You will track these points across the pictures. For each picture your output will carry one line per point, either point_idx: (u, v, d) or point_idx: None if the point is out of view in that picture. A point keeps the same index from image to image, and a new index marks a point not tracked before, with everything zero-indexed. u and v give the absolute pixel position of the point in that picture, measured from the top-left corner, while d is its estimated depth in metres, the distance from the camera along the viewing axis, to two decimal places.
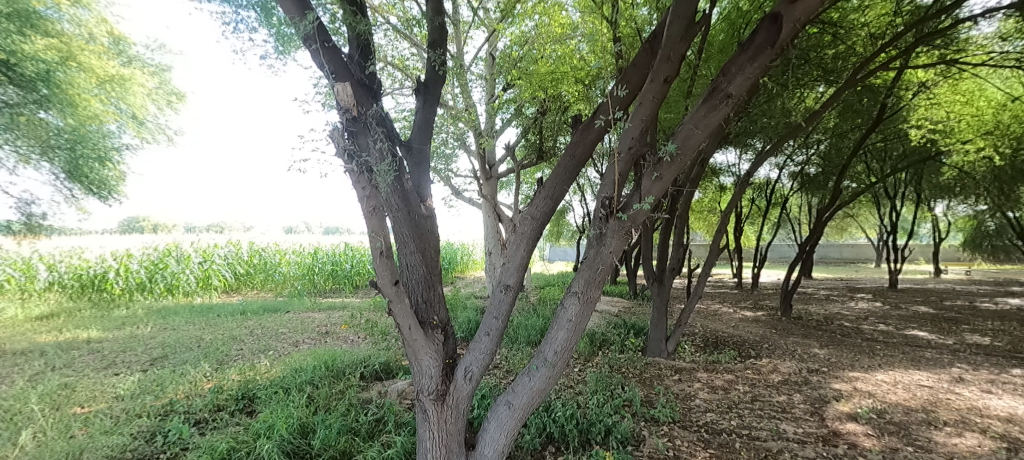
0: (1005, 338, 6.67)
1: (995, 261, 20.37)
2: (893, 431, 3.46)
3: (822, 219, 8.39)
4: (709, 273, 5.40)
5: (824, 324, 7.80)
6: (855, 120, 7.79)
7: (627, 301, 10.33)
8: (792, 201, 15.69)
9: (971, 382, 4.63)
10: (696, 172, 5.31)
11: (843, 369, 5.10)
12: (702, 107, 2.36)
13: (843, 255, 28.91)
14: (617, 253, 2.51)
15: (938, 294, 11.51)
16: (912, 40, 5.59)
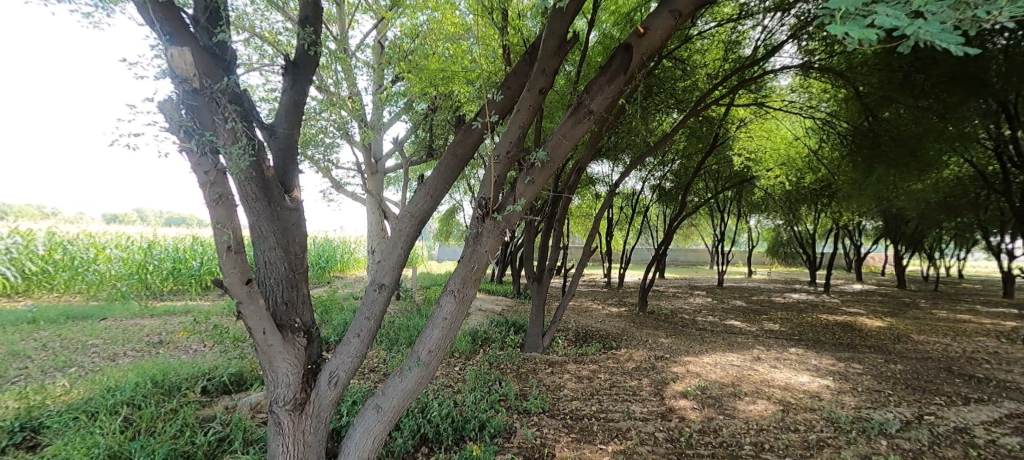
0: (790, 324, 8.56)
1: (787, 264, 26.17)
2: (711, 404, 4.20)
3: (673, 227, 9.75)
4: (582, 273, 5.90)
5: (671, 317, 9.07)
6: (699, 144, 9.27)
7: (508, 299, 10.74)
8: (650, 211, 17.94)
9: (765, 360, 5.84)
10: (573, 179, 5.75)
11: (681, 354, 6.02)
12: (569, 119, 2.57)
13: (688, 259, 34.33)
14: (492, 252, 2.60)
15: (750, 291, 14.22)
16: (737, 83, 6.88)
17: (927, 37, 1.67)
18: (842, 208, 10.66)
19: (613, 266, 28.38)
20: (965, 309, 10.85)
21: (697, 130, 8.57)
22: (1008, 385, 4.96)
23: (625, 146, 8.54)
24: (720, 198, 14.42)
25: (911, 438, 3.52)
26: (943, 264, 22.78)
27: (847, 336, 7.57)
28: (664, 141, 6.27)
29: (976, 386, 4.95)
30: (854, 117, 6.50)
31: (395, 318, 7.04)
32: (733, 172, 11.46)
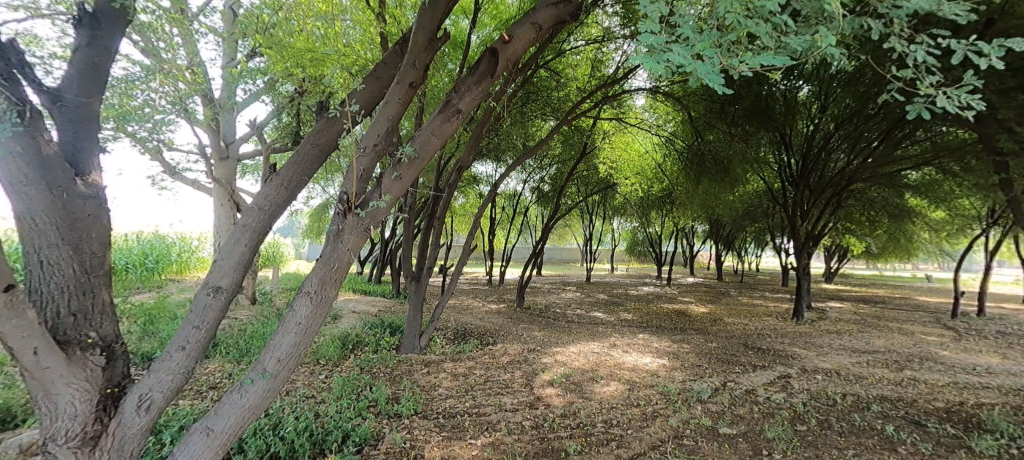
0: (641, 313, 9.81)
1: (642, 261, 29.97)
2: (573, 389, 4.58)
3: (548, 227, 10.38)
4: (461, 270, 5.94)
5: (543, 311, 9.67)
6: (571, 151, 10.10)
7: (386, 300, 10.29)
8: (530, 211, 18.91)
9: (619, 346, 6.58)
10: (453, 178, 5.71)
11: (551, 346, 6.44)
12: (438, 117, 2.56)
13: (562, 257, 37.24)
14: (355, 251, 2.44)
15: (612, 286, 15.92)
16: (603, 97, 7.65)
17: (701, 75, 1.98)
18: (681, 213, 12.60)
19: (495, 264, 29.35)
20: (761, 296, 13.69)
21: (570, 137, 9.34)
22: (785, 353, 6.40)
23: (505, 148, 8.88)
24: (588, 202, 15.85)
25: (720, 402, 4.31)
26: (751, 260, 28.51)
27: (682, 321, 8.95)
28: (539, 147, 6.64)
29: (764, 355, 6.30)
30: (688, 138, 7.80)
31: (249, 325, 6.18)
32: (599, 179, 12.70)
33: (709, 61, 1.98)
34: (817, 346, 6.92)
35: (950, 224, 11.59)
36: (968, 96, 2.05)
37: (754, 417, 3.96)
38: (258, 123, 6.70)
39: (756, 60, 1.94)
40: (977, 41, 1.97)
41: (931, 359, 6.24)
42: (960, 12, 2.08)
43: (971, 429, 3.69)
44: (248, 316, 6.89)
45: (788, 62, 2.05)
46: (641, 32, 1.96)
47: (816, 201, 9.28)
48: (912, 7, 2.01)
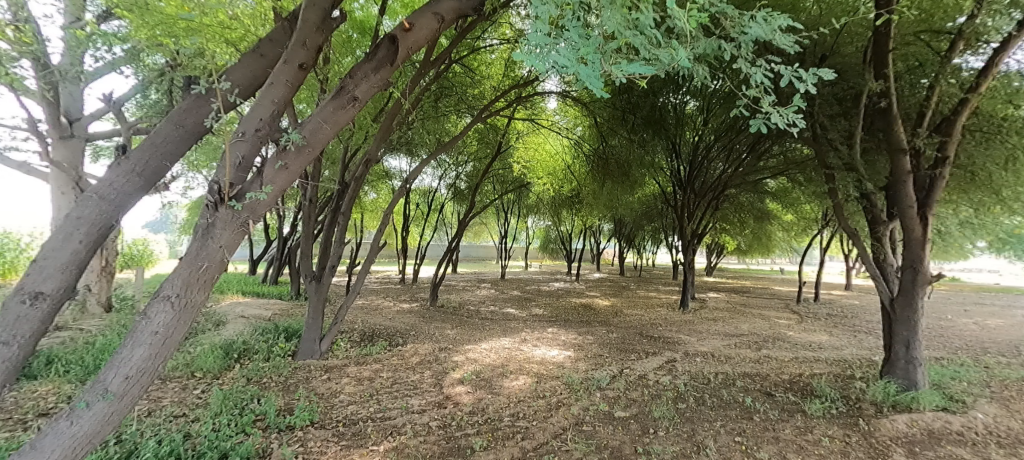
0: (550, 308, 10.20)
1: (554, 258, 31.24)
2: (483, 386, 4.60)
3: (463, 224, 10.26)
4: (368, 269, 5.63)
5: (456, 309, 9.58)
6: (486, 149, 10.20)
7: (283, 302, 9.40)
8: (444, 209, 18.67)
9: (529, 340, 6.77)
10: (360, 171, 5.36)
11: (463, 344, 6.39)
12: (331, 103, 2.38)
13: (477, 254, 37.49)
14: (229, 248, 2.17)
15: (524, 282, 16.33)
16: (517, 97, 7.79)
17: (583, 78, 2.12)
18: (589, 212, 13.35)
19: (409, 262, 28.59)
20: (655, 289, 15.04)
21: (485, 135, 9.42)
22: (673, 340, 7.10)
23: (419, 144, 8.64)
24: (503, 200, 16.08)
25: (617, 388, 4.63)
26: (649, 257, 31.19)
27: (588, 314, 9.49)
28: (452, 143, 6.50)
29: (655, 342, 6.92)
30: (594, 142, 8.36)
31: (104, 336, 5.23)
32: (514, 178, 12.97)
33: (590, 66, 2.13)
34: (699, 332, 7.78)
35: (799, 225, 13.77)
36: (790, 114, 2.50)
37: (645, 399, 4.33)
38: (116, 98, 5.64)
39: (630, 68, 2.14)
40: (798, 69, 2.39)
41: (783, 340, 7.37)
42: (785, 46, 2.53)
43: (807, 396, 4.43)
44: (103, 326, 5.82)
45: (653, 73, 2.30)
46: (531, 29, 2.02)
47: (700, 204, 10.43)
48: (754, 35, 2.38)
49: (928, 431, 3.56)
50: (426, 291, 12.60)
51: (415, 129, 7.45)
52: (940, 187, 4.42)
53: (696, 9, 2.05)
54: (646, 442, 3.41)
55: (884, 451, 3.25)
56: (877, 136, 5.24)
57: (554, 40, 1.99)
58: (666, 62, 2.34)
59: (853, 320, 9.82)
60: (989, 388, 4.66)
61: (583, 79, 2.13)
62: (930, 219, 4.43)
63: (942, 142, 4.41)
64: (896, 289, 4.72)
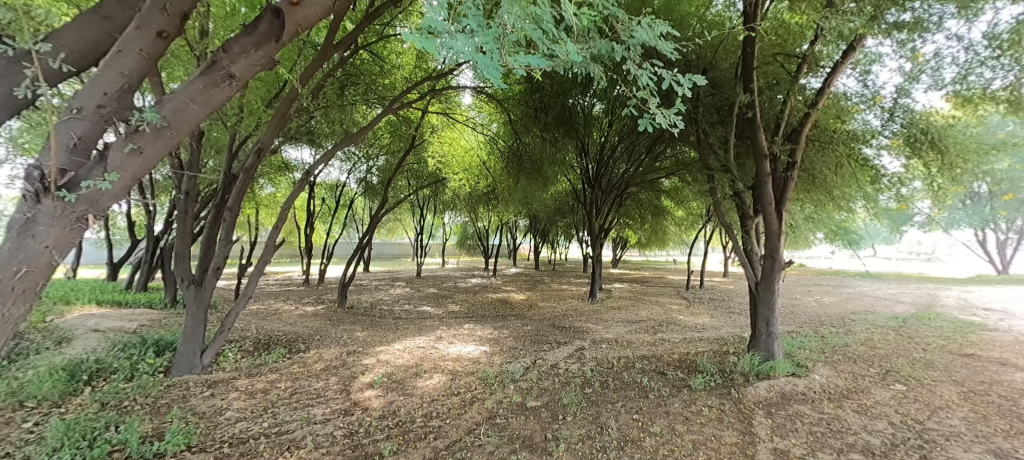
0: (467, 304, 10.13)
1: (471, 254, 31.23)
2: (394, 388, 4.40)
3: (374, 222, 9.65)
4: (261, 271, 5.05)
5: (367, 309, 9.08)
6: (399, 142, 9.82)
7: (156, 311, 8.12)
8: (354, 204, 17.60)
9: (444, 338, 6.65)
10: (251, 162, 4.73)
11: (374, 346, 6.06)
12: (199, 81, 2.07)
13: (392, 252, 36.16)
14: (60, 248, 1.80)
15: (440, 279, 16.04)
16: (430, 89, 7.60)
17: (480, 66, 2.13)
18: (505, 209, 13.52)
19: (315, 261, 26.58)
20: (567, 282, 15.72)
21: (397, 127, 9.07)
22: (583, 329, 7.48)
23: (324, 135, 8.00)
24: (418, 195, 15.63)
25: (530, 378, 4.74)
26: (563, 252, 32.55)
27: (503, 309, 9.60)
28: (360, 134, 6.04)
29: (566, 333, 7.22)
30: (509, 138, 8.52)
31: None
32: (429, 173, 12.72)
33: (489, 55, 2.15)
34: (606, 321, 8.29)
35: (689, 220, 15.30)
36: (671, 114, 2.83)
37: (555, 387, 4.48)
38: None
39: (525, 60, 2.20)
40: (676, 74, 2.70)
41: (676, 323, 8.15)
42: (666, 51, 2.81)
43: (693, 372, 4.94)
44: None
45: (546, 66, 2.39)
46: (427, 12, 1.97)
47: (607, 201, 11.10)
48: (641, 39, 2.62)
49: (783, 394, 4.18)
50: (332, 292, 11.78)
51: (318, 118, 6.88)
52: (791, 187, 5.16)
53: (587, 10, 2.18)
54: (555, 428, 3.53)
55: (751, 415, 3.73)
56: (745, 142, 6.02)
57: (449, 25, 1.95)
58: (560, 57, 2.45)
59: (730, 303, 11.20)
60: (824, 354, 5.61)
61: (479, 66, 2.13)
62: (783, 214, 5.17)
63: (792, 149, 5.19)
64: (759, 274, 5.45)
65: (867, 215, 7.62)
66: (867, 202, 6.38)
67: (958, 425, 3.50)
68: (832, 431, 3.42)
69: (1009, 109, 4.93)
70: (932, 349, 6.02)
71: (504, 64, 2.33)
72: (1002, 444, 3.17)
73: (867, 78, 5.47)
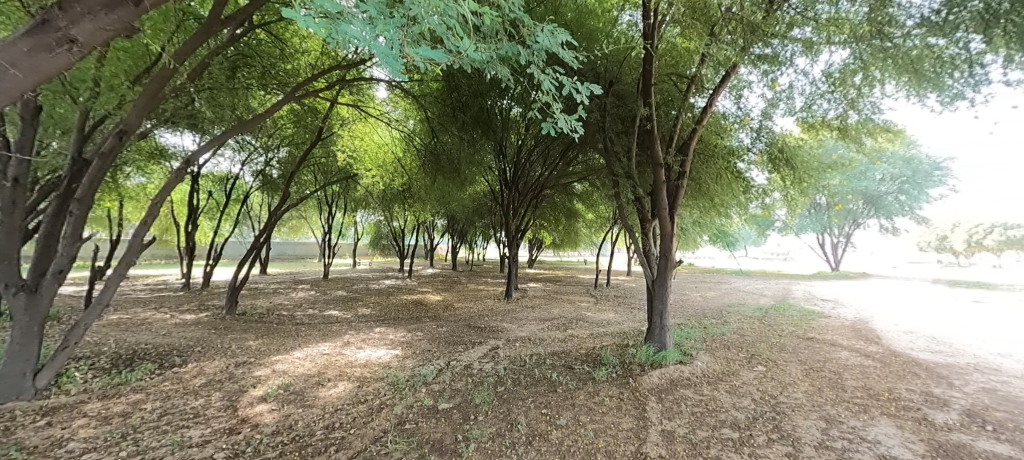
0: (378, 307, 9.64)
1: (384, 254, 29.97)
2: (291, 400, 4.03)
3: (272, 220, 8.73)
4: (121, 275, 4.29)
5: (262, 315, 8.21)
6: (303, 133, 9.06)
7: None
8: (249, 199, 15.81)
9: (352, 343, 6.26)
10: (107, 144, 3.92)
11: (269, 355, 5.48)
12: (22, 42, 1.69)
13: (296, 252, 33.26)
14: None
15: (349, 281, 15.11)
16: (339, 78, 7.14)
17: (375, 53, 2.13)
18: (421, 208, 13.13)
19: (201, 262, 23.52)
20: (482, 282, 15.75)
21: (301, 117, 8.37)
22: (498, 329, 7.55)
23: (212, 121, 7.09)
24: (326, 192, 14.58)
25: (442, 381, 4.65)
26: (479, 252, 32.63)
27: (417, 311, 9.32)
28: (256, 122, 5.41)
29: (480, 332, 7.23)
30: (426, 137, 8.31)
31: None
32: (338, 167, 11.93)
33: (385, 42, 2.15)
34: (519, 319, 8.47)
35: (598, 223, 16.24)
36: (569, 120, 3.06)
37: (468, 388, 4.46)
38: None
39: (422, 53, 2.24)
40: (575, 82, 2.93)
41: (585, 320, 8.59)
42: (566, 60, 3.03)
43: (598, 365, 5.24)
44: None
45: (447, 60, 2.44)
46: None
47: (523, 202, 11.35)
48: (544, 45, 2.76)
49: (672, 380, 4.62)
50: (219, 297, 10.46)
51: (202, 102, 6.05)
52: (682, 194, 5.72)
53: (492, 13, 2.23)
54: (466, 429, 3.51)
55: (644, 402, 4.06)
56: (644, 151, 6.56)
57: (342, 9, 1.91)
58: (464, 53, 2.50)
59: (631, 299, 12.13)
60: (706, 342, 6.32)
61: (375, 51, 2.10)
62: (675, 218, 5.72)
63: (683, 160, 5.77)
64: (655, 272, 5.95)
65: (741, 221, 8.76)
66: (740, 208, 7.33)
67: (801, 398, 4.16)
68: (709, 411, 3.86)
69: (841, 135, 6.01)
70: (787, 334, 7.10)
71: (404, 51, 2.34)
72: (831, 410, 3.83)
73: (740, 101, 6.28)
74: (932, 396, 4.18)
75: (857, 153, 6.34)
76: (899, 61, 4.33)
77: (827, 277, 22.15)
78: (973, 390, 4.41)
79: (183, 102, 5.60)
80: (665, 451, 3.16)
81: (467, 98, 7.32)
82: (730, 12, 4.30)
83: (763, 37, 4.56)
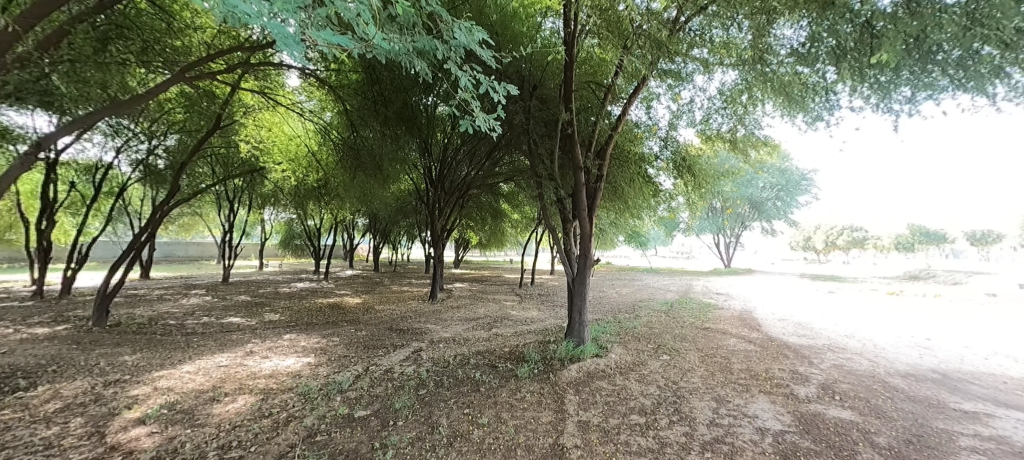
0: (287, 312, 8.90)
1: (295, 255, 27.83)
2: (177, 421, 3.57)
3: (156, 217, 7.66)
4: None
5: (144, 326, 7.16)
6: (196, 120, 8.08)
7: None
8: (128, 193, 13.69)
9: (256, 352, 5.71)
10: None
11: (149, 371, 4.80)
12: None
13: (188, 253, 29.59)
14: None
15: (254, 284, 13.76)
16: (241, 59, 6.50)
17: (268, 31, 2.03)
18: (336, 205, 12.35)
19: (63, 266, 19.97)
20: (406, 283, 15.24)
21: (193, 100, 7.47)
22: (421, 330, 7.36)
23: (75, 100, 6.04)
24: (226, 186, 13.18)
25: (359, 387, 4.41)
26: (402, 252, 31.62)
27: (334, 315, 8.76)
28: (135, 104, 4.71)
29: (401, 335, 6.99)
30: (344, 131, 7.84)
31: None
32: (241, 159, 10.84)
33: (280, 21, 2.06)
34: (444, 320, 8.34)
35: (524, 223, 16.52)
36: (486, 118, 3.10)
37: (387, 393, 4.28)
38: None
39: (323, 36, 2.17)
40: (492, 81, 2.98)
41: (509, 319, 8.70)
42: (484, 59, 3.05)
43: (519, 362, 5.33)
44: None
45: (352, 46, 2.38)
46: None
47: (448, 202, 11.19)
48: (459, 42, 2.78)
49: (588, 373, 4.85)
50: (87, 306, 8.95)
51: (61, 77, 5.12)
52: (599, 196, 6.03)
53: (403, 5, 2.21)
54: (384, 436, 3.37)
55: (562, 395, 4.22)
56: (563, 155, 6.81)
57: None
58: (373, 40, 2.45)
59: (553, 298, 12.55)
60: (619, 336, 6.73)
61: (271, 31, 2.04)
62: (592, 219, 6.00)
63: (599, 164, 6.09)
64: (574, 271, 6.19)
65: (652, 223, 9.44)
66: (650, 211, 7.91)
67: (697, 382, 4.61)
68: (619, 399, 4.11)
69: (732, 147, 6.74)
70: (687, 326, 7.81)
71: (304, 32, 2.25)
72: (721, 392, 4.29)
73: (649, 111, 6.79)
74: (798, 374, 4.86)
75: (745, 164, 7.16)
76: (775, 84, 4.96)
77: (721, 273, 24.79)
78: (827, 366, 5.22)
79: (34, 74, 4.69)
80: (580, 440, 3.31)
81: (389, 92, 7.04)
82: (640, 28, 4.61)
83: (669, 54, 4.96)
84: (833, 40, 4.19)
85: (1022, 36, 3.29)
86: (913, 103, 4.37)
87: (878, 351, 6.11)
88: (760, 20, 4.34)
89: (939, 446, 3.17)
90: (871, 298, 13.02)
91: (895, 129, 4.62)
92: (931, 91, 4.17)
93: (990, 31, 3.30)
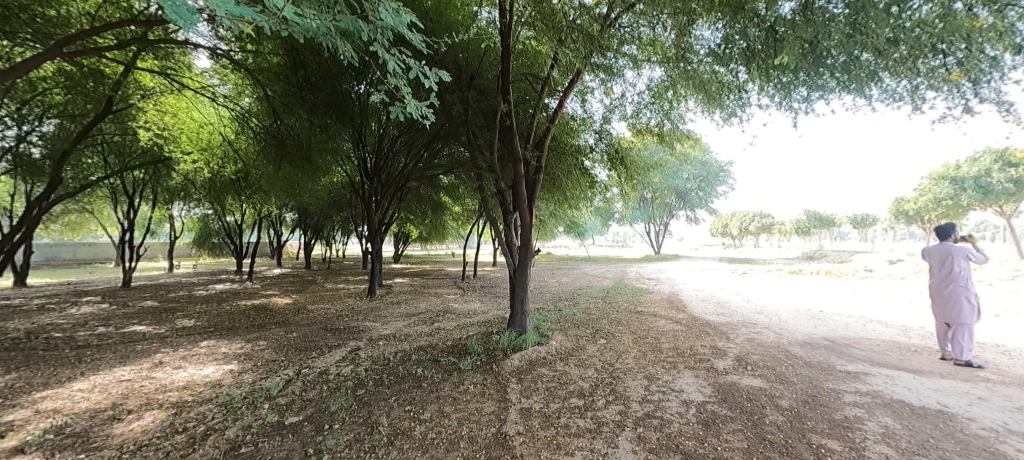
0: (204, 317, 8.11)
1: (212, 254, 25.44)
2: (67, 446, 3.13)
3: (32, 214, 6.59)
4: None
5: (21, 341, 6.17)
6: (82, 102, 7.05)
7: None
8: None
9: (167, 363, 5.15)
10: None
11: (29, 393, 4.15)
12: None
13: (77, 256, 25.97)
14: None
15: (164, 288, 12.39)
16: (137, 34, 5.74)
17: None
18: (258, 199, 11.41)
19: None
20: (341, 280, 14.52)
21: (76, 80, 6.48)
22: (358, 329, 7.05)
23: None
24: (125, 179, 11.70)
25: (290, 392, 4.13)
26: (336, 248, 30.09)
27: (260, 317, 8.13)
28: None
29: (337, 335, 6.66)
30: (265, 118, 7.23)
31: None
32: (141, 148, 9.65)
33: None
34: (383, 317, 8.04)
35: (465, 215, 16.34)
36: (419, 105, 3.00)
37: (322, 396, 4.05)
38: None
39: (222, 7, 1.99)
40: (424, 66, 2.88)
41: (451, 312, 8.59)
42: (414, 43, 2.94)
43: (461, 355, 5.29)
44: None
45: (259, 19, 2.20)
46: None
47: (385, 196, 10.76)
48: (387, 24, 2.64)
49: (530, 361, 4.92)
50: None
51: None
52: (538, 187, 6.09)
53: None
54: (318, 441, 3.20)
55: (505, 384, 4.25)
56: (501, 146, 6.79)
57: None
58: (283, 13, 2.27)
59: (495, 289, 12.59)
60: (559, 323, 6.90)
61: (167, 8, 1.92)
62: (532, 210, 6.06)
63: (537, 155, 6.15)
64: (515, 262, 6.23)
65: (588, 213, 9.73)
66: (587, 201, 8.13)
67: (631, 362, 4.86)
68: (559, 384, 4.22)
69: (659, 140, 7.09)
70: (622, 310, 8.18)
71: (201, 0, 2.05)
72: (652, 370, 4.55)
73: (584, 105, 6.96)
74: (718, 349, 5.29)
75: (672, 157, 7.57)
76: (696, 82, 5.27)
77: (652, 260, 26.27)
78: (741, 340, 5.72)
79: None
80: (522, 427, 3.35)
81: (316, 77, 6.56)
82: (573, 22, 4.68)
83: (600, 49, 5.10)
84: (743, 42, 4.53)
85: (891, 45, 3.79)
86: (808, 102, 4.85)
87: (784, 324, 6.81)
88: (682, 19, 4.57)
89: (830, 403, 3.59)
90: (779, 277, 14.46)
91: (795, 125, 5.11)
92: (822, 92, 4.64)
93: (868, 38, 3.72)
